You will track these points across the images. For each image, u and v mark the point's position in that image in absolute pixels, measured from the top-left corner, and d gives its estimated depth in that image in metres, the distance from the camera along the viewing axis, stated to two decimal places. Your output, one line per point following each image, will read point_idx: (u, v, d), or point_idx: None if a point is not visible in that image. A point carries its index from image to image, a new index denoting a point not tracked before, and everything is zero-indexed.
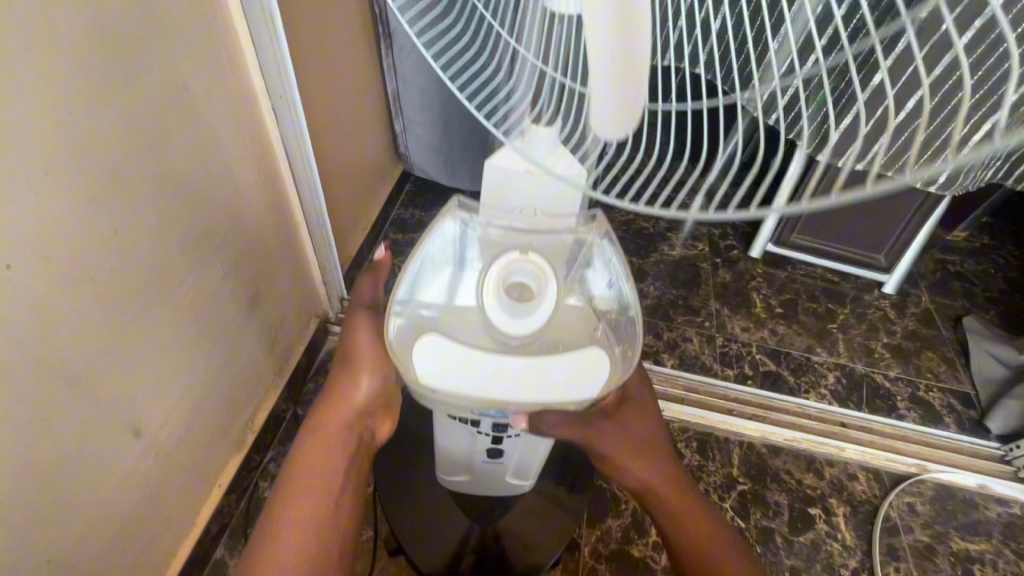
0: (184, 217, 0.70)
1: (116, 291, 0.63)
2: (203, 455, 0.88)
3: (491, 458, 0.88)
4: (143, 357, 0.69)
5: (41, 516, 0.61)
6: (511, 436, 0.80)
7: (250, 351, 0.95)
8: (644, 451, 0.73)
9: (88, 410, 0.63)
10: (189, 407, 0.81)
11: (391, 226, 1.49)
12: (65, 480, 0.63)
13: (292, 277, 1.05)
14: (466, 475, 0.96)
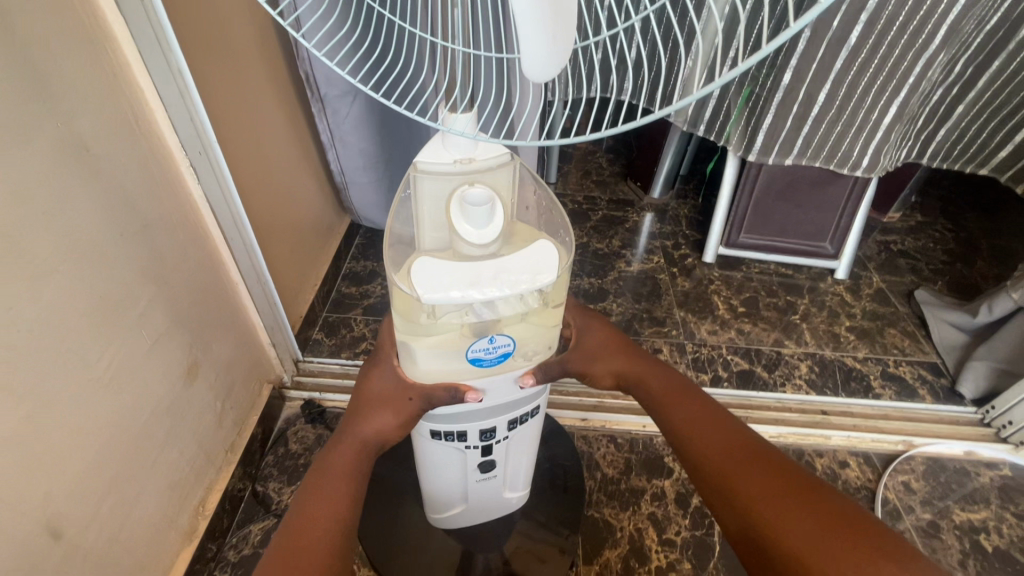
0: (96, 283, 0.66)
1: (19, 369, 0.57)
2: (146, 550, 0.79)
3: (483, 475, 0.80)
4: (60, 440, 0.62)
5: None
6: (501, 441, 0.73)
7: (193, 424, 0.87)
8: (609, 351, 0.74)
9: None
10: (125, 495, 0.73)
11: (343, 281, 1.46)
12: None
13: (236, 342, 0.99)
14: (461, 506, 0.86)
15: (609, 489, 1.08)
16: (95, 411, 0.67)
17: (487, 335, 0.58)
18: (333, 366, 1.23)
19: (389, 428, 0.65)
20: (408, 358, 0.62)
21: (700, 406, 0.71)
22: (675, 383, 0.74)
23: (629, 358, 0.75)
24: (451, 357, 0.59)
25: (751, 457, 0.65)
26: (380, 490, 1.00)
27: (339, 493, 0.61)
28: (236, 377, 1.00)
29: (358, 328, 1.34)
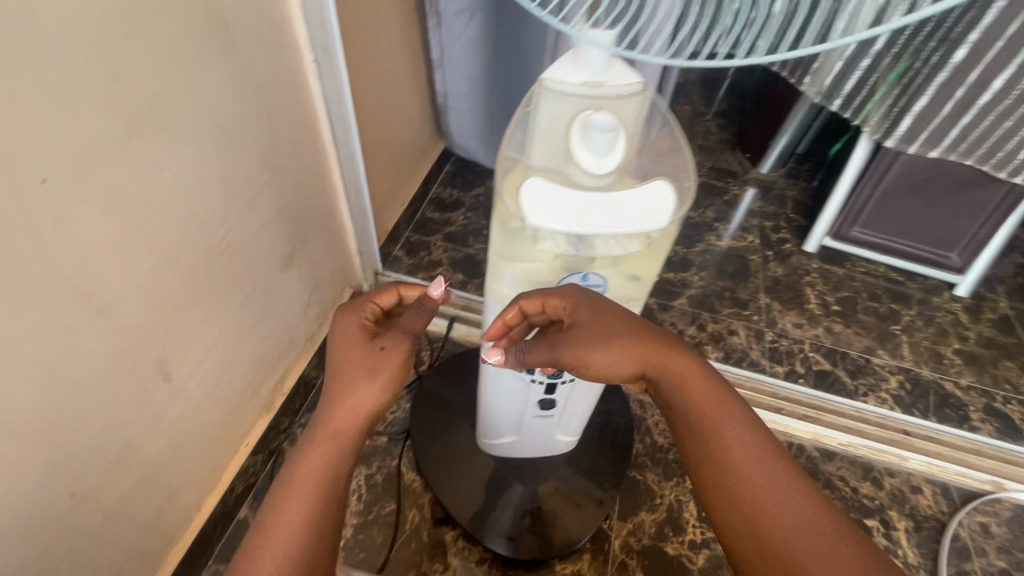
0: (220, 158, 0.69)
1: (153, 223, 0.62)
2: (232, 410, 0.88)
3: (541, 412, 0.81)
4: (177, 294, 0.69)
5: (77, 447, 0.60)
6: (567, 383, 0.73)
7: (282, 309, 0.94)
8: (621, 340, 0.58)
9: (124, 346, 0.63)
10: (222, 356, 0.81)
11: (428, 206, 1.48)
12: (97, 417, 0.62)
13: (327, 242, 1.04)
14: (512, 437, 0.89)
15: (656, 456, 1.07)
16: (206, 276, 0.73)
17: (580, 271, 0.58)
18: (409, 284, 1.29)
19: (377, 399, 0.64)
20: (491, 283, 0.62)
21: (739, 415, 0.61)
22: (715, 379, 0.62)
23: (657, 347, 0.60)
24: (540, 284, 0.60)
25: (781, 490, 0.58)
26: (436, 406, 1.05)
27: (317, 468, 0.60)
28: (323, 275, 1.06)
29: (436, 254, 1.38)
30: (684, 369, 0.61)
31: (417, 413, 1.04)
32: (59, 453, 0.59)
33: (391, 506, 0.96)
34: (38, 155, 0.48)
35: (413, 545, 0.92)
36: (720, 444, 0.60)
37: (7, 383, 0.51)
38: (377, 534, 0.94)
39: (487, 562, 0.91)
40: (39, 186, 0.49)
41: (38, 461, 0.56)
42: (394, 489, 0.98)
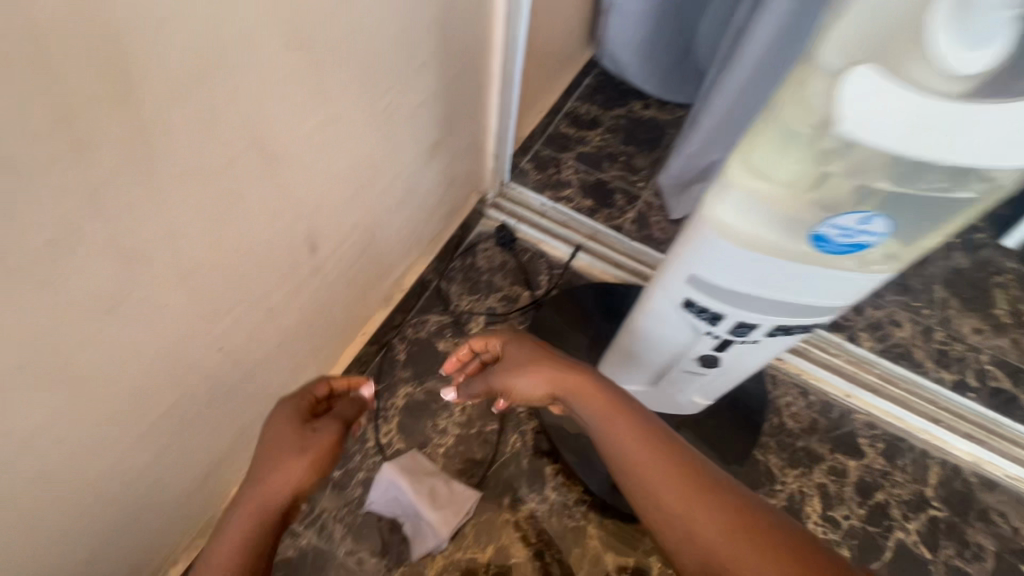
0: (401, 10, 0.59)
1: (331, 74, 0.54)
2: (358, 297, 0.84)
3: (693, 370, 0.70)
4: (338, 163, 0.62)
5: (230, 309, 0.57)
6: (746, 344, 0.61)
7: (417, 202, 0.88)
8: (536, 365, 0.63)
9: (284, 209, 0.57)
10: (360, 240, 0.76)
11: (562, 120, 1.34)
12: (253, 281, 0.58)
13: (469, 138, 0.95)
14: (643, 386, 0.80)
15: (782, 439, 0.96)
16: (363, 148, 0.66)
17: (862, 212, 0.42)
18: (532, 203, 1.17)
19: (298, 480, 0.55)
20: (712, 199, 0.48)
21: (652, 437, 0.56)
22: (617, 400, 0.59)
23: (562, 370, 0.62)
24: (789, 222, 0.45)
25: (715, 517, 0.50)
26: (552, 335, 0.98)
27: (231, 549, 0.52)
28: (458, 174, 0.98)
29: (566, 174, 1.26)
30: (584, 386, 0.61)
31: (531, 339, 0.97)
32: (217, 312, 0.55)
33: (493, 426, 0.92)
34: None
35: (513, 470, 0.89)
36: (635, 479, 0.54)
37: (182, 224, 0.46)
38: (476, 450, 0.91)
39: (585, 503, 0.87)
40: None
41: (204, 318, 0.54)
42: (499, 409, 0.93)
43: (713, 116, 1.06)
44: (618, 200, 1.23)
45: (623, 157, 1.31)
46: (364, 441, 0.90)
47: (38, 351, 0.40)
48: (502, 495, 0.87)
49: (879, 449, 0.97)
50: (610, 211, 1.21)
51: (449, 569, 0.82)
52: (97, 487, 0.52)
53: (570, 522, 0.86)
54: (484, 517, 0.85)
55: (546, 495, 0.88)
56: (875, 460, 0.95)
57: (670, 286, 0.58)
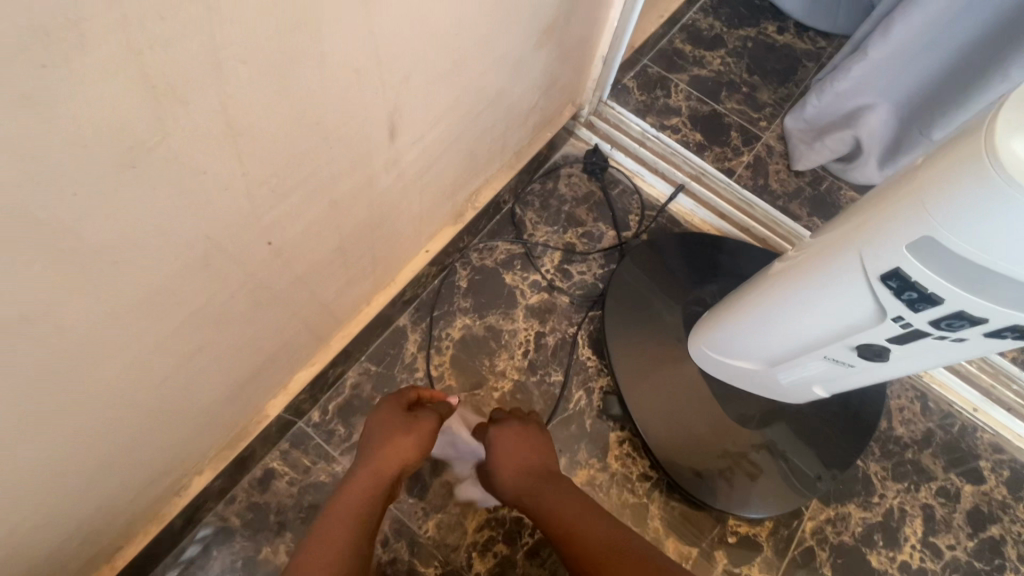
0: None
1: None
2: (429, 207, 0.71)
3: (839, 359, 0.55)
4: (444, 19, 0.47)
5: (290, 192, 0.44)
6: (943, 343, 0.45)
7: (513, 101, 0.72)
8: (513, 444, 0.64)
9: (372, 68, 0.43)
10: (445, 135, 0.61)
11: (680, 33, 1.13)
12: (320, 160, 0.45)
13: (585, 30, 0.77)
14: (755, 363, 0.66)
15: (889, 447, 0.81)
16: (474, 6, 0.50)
17: None
18: (633, 128, 0.99)
19: (412, 458, 0.57)
20: (1008, 123, 0.33)
21: (570, 538, 0.54)
22: (545, 503, 0.59)
23: (512, 467, 0.63)
24: None
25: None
26: (640, 285, 0.83)
27: (357, 500, 0.52)
28: (561, 75, 0.81)
29: (674, 99, 1.06)
30: (530, 490, 0.60)
31: (616, 286, 0.83)
32: (276, 192, 0.43)
33: (558, 378, 0.82)
34: None
35: (574, 430, 0.79)
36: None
37: (240, 52, 0.32)
38: (536, 402, 0.80)
39: (650, 480, 0.77)
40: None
41: (259, 194, 0.41)
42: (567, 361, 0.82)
43: (888, 45, 0.84)
44: (733, 139, 1.03)
45: (745, 88, 1.09)
46: (413, 370, 0.80)
47: (44, 214, 0.28)
48: (559, 454, 0.78)
49: (1004, 477, 0.81)
50: (721, 150, 1.02)
51: (492, 525, 0.74)
52: (116, 394, 0.43)
53: (632, 498, 0.76)
54: None
55: (608, 464, 0.78)
56: (997, 490, 0.80)
57: (876, 246, 0.43)
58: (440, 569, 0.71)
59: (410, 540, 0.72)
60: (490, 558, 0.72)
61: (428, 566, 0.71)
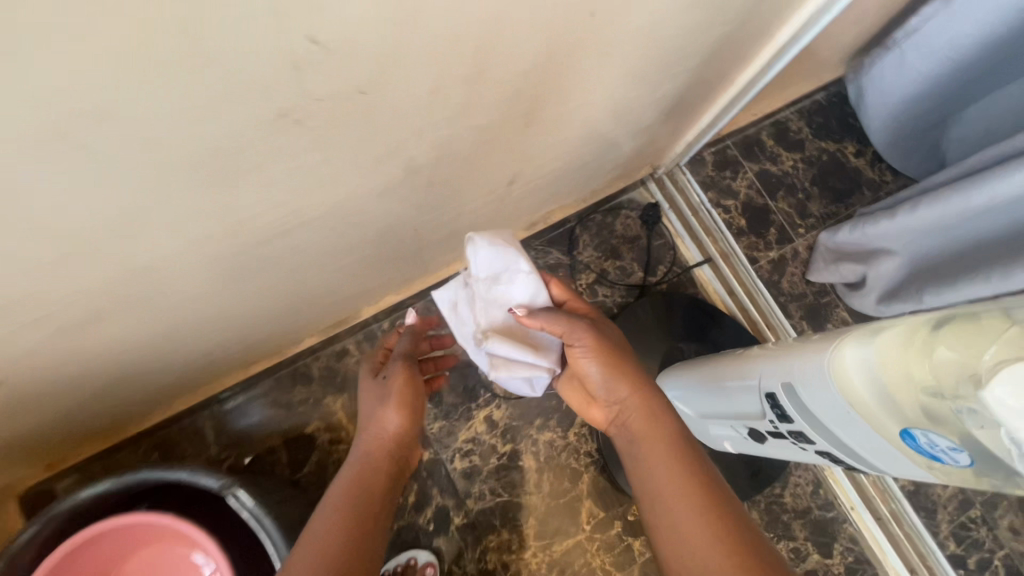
0: (683, 31, 0.64)
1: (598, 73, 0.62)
2: (512, 216, 0.98)
3: (739, 430, 0.82)
4: (563, 130, 0.72)
5: (437, 206, 0.72)
6: (792, 445, 0.71)
7: (595, 164, 0.96)
8: (605, 355, 0.70)
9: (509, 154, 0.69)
10: (539, 181, 0.87)
11: (767, 128, 1.30)
12: (462, 192, 0.72)
13: (669, 127, 0.99)
14: (692, 411, 0.93)
15: (771, 506, 1.09)
16: (587, 121, 0.74)
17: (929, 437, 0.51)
18: (692, 197, 1.20)
19: (405, 424, 0.70)
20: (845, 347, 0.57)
21: (686, 454, 0.63)
22: (666, 422, 0.66)
23: (638, 380, 0.70)
24: (886, 397, 0.54)
25: (720, 535, 0.54)
26: (642, 322, 1.11)
27: (353, 474, 0.66)
28: (640, 150, 1.04)
29: (738, 183, 1.26)
30: (644, 400, 0.68)
31: (625, 316, 1.11)
32: (430, 206, 0.70)
33: None
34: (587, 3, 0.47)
35: (555, 404, 1.08)
36: (664, 503, 0.59)
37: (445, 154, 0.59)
38: None
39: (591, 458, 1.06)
40: (586, 18, 0.49)
41: (423, 207, 0.69)
42: None
43: (910, 218, 1.00)
44: (770, 234, 1.23)
45: (800, 194, 1.27)
46: None
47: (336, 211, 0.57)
48: (538, 414, 1.07)
49: (846, 560, 1.08)
50: (755, 240, 1.22)
51: (474, 442, 1.04)
52: (306, 280, 0.74)
53: (574, 463, 1.05)
54: (516, 422, 1.06)
55: (568, 435, 1.06)
56: (836, 566, 1.07)
57: (768, 374, 0.68)
58: (430, 456, 1.03)
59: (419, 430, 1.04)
60: (465, 462, 1.03)
61: (424, 450, 1.03)
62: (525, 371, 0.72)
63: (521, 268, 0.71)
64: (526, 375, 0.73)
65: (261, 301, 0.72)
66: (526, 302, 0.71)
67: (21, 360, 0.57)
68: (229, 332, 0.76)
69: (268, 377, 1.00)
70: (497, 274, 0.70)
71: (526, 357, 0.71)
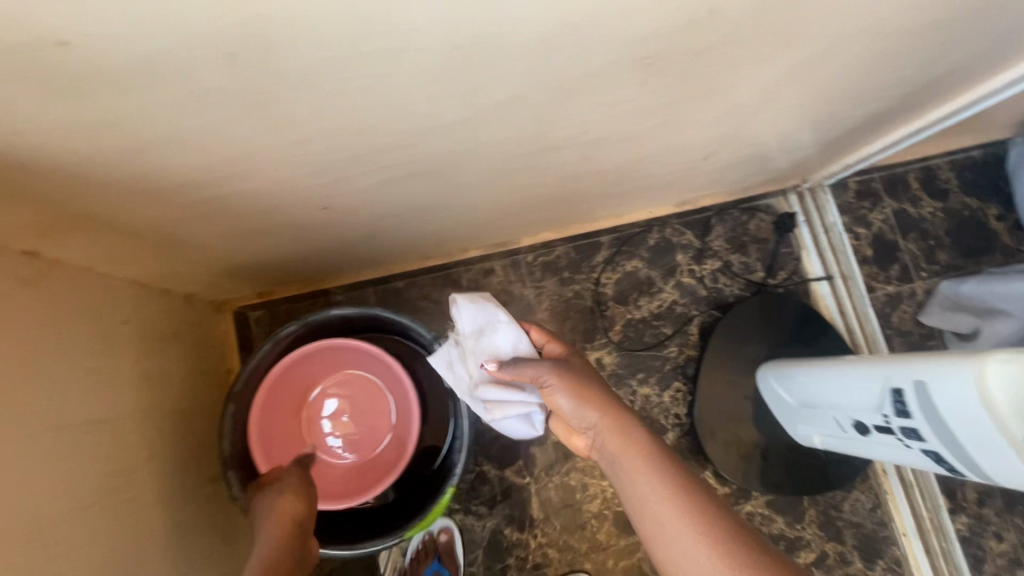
0: (912, 67, 0.72)
1: (830, 86, 0.71)
2: (674, 191, 1.09)
3: (841, 422, 0.92)
4: (768, 125, 0.82)
5: (644, 162, 0.84)
6: (895, 442, 0.81)
7: (760, 165, 1.06)
8: (578, 388, 0.73)
9: (721, 133, 0.80)
10: (717, 165, 0.97)
11: (916, 170, 1.35)
12: (667, 155, 0.84)
13: (836, 148, 1.07)
14: (791, 400, 1.04)
15: (828, 509, 1.19)
16: (790, 124, 0.84)
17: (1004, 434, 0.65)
18: (828, 217, 1.27)
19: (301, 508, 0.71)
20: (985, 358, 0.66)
21: (656, 461, 0.68)
22: (647, 442, 0.70)
23: (611, 404, 0.73)
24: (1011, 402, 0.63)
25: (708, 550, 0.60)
26: (755, 316, 1.20)
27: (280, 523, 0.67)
28: (799, 163, 1.12)
29: (873, 216, 1.31)
30: (616, 416, 0.72)
31: (740, 307, 1.20)
32: (640, 160, 0.82)
33: (668, 331, 1.22)
34: (867, 31, 0.56)
35: (658, 364, 1.20)
36: (648, 505, 0.66)
37: (687, 121, 0.70)
38: (648, 334, 1.21)
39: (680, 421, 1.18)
40: (860, 41, 0.58)
41: (636, 160, 0.81)
42: (682, 327, 1.22)
43: None
44: (892, 270, 1.29)
45: (931, 241, 1.32)
46: (592, 269, 1.22)
47: (592, 146, 0.70)
48: (641, 370, 1.20)
49: None
50: (876, 271, 1.29)
51: None
52: (515, 199, 0.88)
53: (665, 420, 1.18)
54: (621, 372, 1.19)
55: (663, 395, 1.19)
56: None
57: (895, 373, 0.78)
58: None
59: None
60: None
61: None
62: (516, 408, 0.78)
63: (502, 318, 0.79)
64: (518, 411, 0.79)
65: (478, 205, 0.86)
66: (504, 352, 0.78)
67: (329, 220, 0.73)
68: (436, 226, 0.92)
69: (426, 275, 1.16)
70: (480, 327, 0.79)
71: (514, 395, 0.77)
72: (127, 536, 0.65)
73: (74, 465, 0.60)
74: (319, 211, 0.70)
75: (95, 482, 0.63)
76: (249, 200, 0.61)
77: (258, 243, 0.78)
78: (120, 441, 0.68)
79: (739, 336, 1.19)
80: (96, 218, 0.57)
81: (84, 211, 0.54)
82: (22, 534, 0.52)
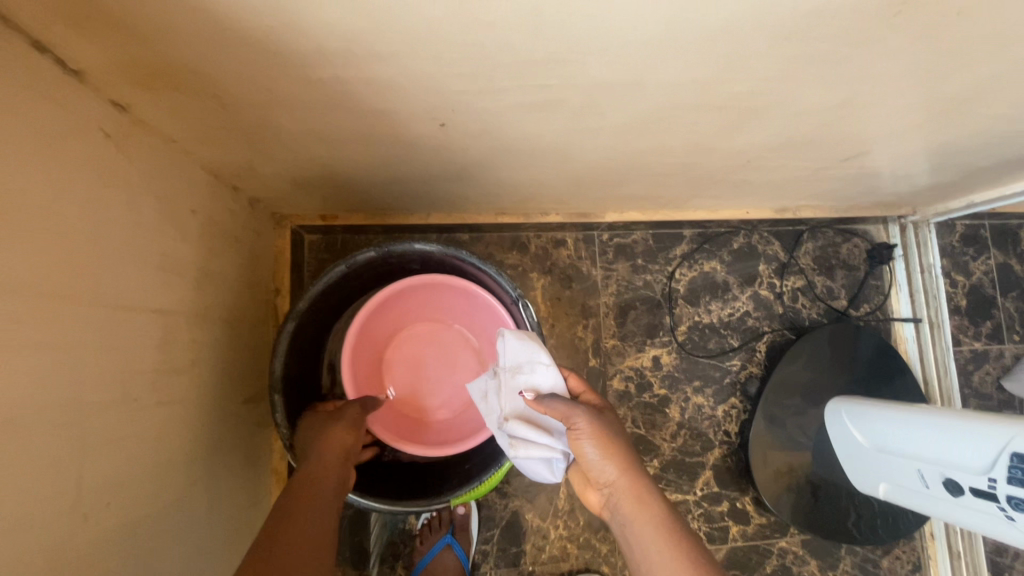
0: None
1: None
2: (782, 194, 1.00)
3: (925, 476, 0.84)
4: (930, 140, 0.73)
5: (782, 150, 0.75)
6: (996, 512, 0.73)
7: (883, 185, 0.97)
8: (605, 445, 0.60)
9: (880, 135, 0.71)
10: (843, 174, 0.89)
11: None
12: (809, 148, 0.75)
13: (969, 185, 0.98)
14: (863, 441, 0.96)
15: (864, 562, 1.11)
16: (953, 142, 0.75)
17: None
18: (928, 257, 1.17)
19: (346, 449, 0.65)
20: None
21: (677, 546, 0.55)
22: (670, 516, 0.58)
23: (634, 465, 0.60)
24: None
25: None
26: (835, 345, 1.10)
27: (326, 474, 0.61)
28: (921, 192, 1.03)
29: (976, 265, 1.19)
30: (635, 483, 0.59)
31: (818, 335, 1.09)
32: (780, 147, 0.74)
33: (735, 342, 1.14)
34: None
35: (717, 376, 1.13)
36: None
37: (863, 111, 0.62)
38: (713, 342, 1.13)
39: (728, 439, 1.11)
40: None
41: (776, 146, 0.73)
42: (750, 341, 1.14)
43: None
44: (984, 326, 1.18)
45: None
46: (668, 261, 1.14)
47: (751, 116, 0.62)
48: (699, 378, 1.12)
49: None
50: (966, 324, 1.18)
51: (636, 372, 1.10)
52: (627, 166, 0.79)
53: (712, 435, 1.11)
54: (678, 375, 1.12)
55: (716, 408, 1.12)
56: None
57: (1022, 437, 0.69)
58: (596, 364, 1.09)
59: (595, 339, 1.10)
60: (622, 384, 1.09)
61: (593, 358, 1.09)
62: (541, 451, 0.67)
63: (542, 358, 0.70)
64: (543, 455, 0.68)
65: (587, 165, 0.78)
66: (542, 390, 0.69)
67: (436, 141, 0.66)
68: (533, 179, 0.84)
69: (495, 232, 1.08)
70: (518, 363, 0.70)
71: (541, 438, 0.67)
72: (167, 441, 0.59)
73: (130, 352, 0.53)
74: (435, 128, 0.62)
75: (147, 372, 0.56)
76: (372, 93, 0.53)
77: (352, 156, 0.70)
78: (172, 338, 0.61)
79: (812, 363, 1.09)
80: (210, 79, 0.49)
81: (197, 65, 0.46)
82: (72, 412, 0.46)
